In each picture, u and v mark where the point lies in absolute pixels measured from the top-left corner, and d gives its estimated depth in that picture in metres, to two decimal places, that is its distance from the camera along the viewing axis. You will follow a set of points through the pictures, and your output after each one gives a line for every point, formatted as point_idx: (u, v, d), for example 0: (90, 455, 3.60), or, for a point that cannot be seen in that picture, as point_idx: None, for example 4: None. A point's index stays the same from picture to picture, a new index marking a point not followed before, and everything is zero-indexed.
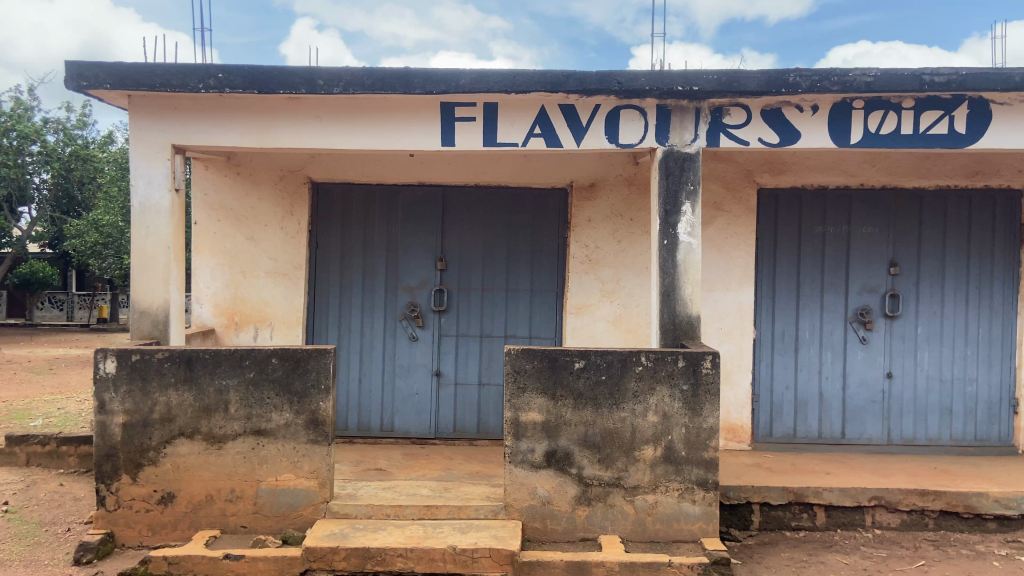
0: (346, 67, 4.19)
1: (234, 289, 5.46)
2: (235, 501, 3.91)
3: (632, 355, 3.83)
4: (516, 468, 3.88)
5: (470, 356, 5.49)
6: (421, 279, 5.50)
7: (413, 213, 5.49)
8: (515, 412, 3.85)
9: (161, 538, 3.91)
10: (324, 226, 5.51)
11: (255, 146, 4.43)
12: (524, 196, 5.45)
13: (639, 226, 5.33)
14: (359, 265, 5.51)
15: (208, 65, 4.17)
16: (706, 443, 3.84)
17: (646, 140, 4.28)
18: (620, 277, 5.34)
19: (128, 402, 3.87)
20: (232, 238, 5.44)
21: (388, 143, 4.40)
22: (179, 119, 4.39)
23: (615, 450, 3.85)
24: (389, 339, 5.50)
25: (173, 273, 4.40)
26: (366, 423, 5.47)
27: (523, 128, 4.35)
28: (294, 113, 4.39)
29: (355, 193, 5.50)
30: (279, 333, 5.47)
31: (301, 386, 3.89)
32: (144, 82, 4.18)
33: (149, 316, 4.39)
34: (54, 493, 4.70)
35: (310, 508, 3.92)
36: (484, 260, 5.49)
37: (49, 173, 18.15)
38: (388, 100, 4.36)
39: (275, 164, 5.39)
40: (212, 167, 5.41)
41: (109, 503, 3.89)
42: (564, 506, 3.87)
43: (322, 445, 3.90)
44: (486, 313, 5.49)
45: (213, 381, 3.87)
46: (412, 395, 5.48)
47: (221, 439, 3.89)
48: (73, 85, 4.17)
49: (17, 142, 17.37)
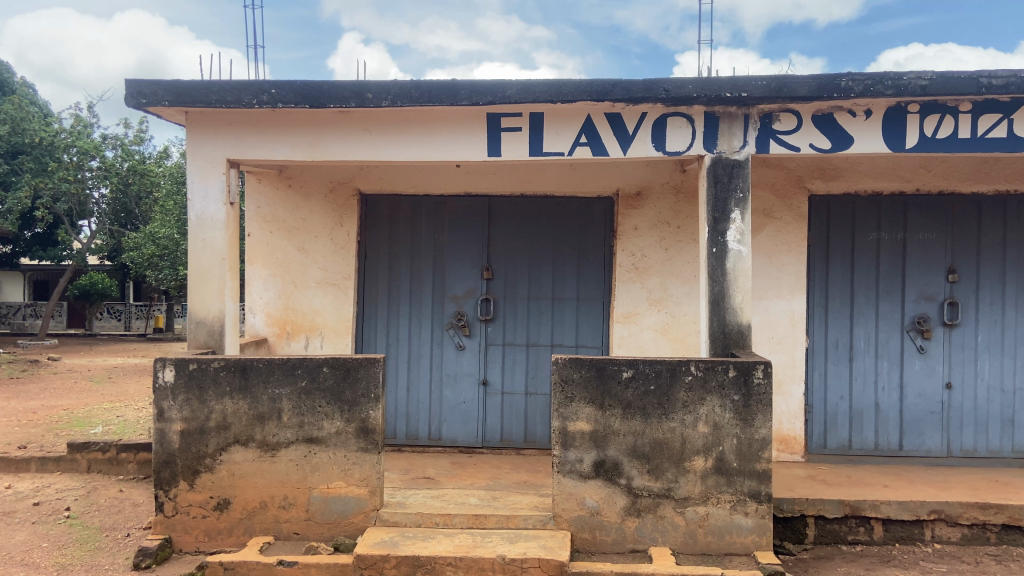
0: (395, 80, 4.25)
1: (286, 299, 5.56)
2: (288, 508, 3.98)
3: (681, 365, 3.79)
4: (564, 478, 3.86)
5: (517, 365, 5.49)
6: (468, 289, 5.53)
7: (460, 222, 5.53)
8: (562, 421, 3.85)
9: (217, 544, 3.99)
10: (373, 237, 5.59)
11: (306, 159, 4.52)
12: (570, 205, 5.45)
13: (687, 234, 5.27)
14: (406, 276, 5.58)
15: (261, 81, 4.28)
16: (758, 455, 3.78)
17: (693, 148, 4.25)
18: (667, 286, 5.30)
19: (186, 410, 3.96)
20: (284, 249, 5.55)
21: (435, 154, 4.44)
22: (234, 135, 4.51)
23: (664, 461, 3.82)
24: (436, 348, 5.55)
25: (228, 283, 4.51)
26: (414, 432, 5.52)
27: (569, 138, 4.36)
28: (344, 126, 4.47)
29: (402, 204, 5.57)
30: (329, 342, 5.55)
31: (351, 395, 3.94)
32: (200, 98, 4.31)
33: (205, 326, 4.50)
34: (114, 498, 4.84)
35: (361, 515, 3.97)
36: (530, 270, 5.50)
37: (107, 188, 18.76)
38: (435, 112, 4.41)
39: (325, 177, 5.50)
40: (265, 180, 5.54)
41: (167, 509, 4.00)
42: (613, 516, 3.85)
43: (372, 453, 3.94)
44: (532, 322, 5.50)
45: (267, 390, 3.95)
46: (460, 404, 5.50)
47: (274, 446, 3.96)
48: (133, 102, 4.33)
49: (76, 158, 17.94)
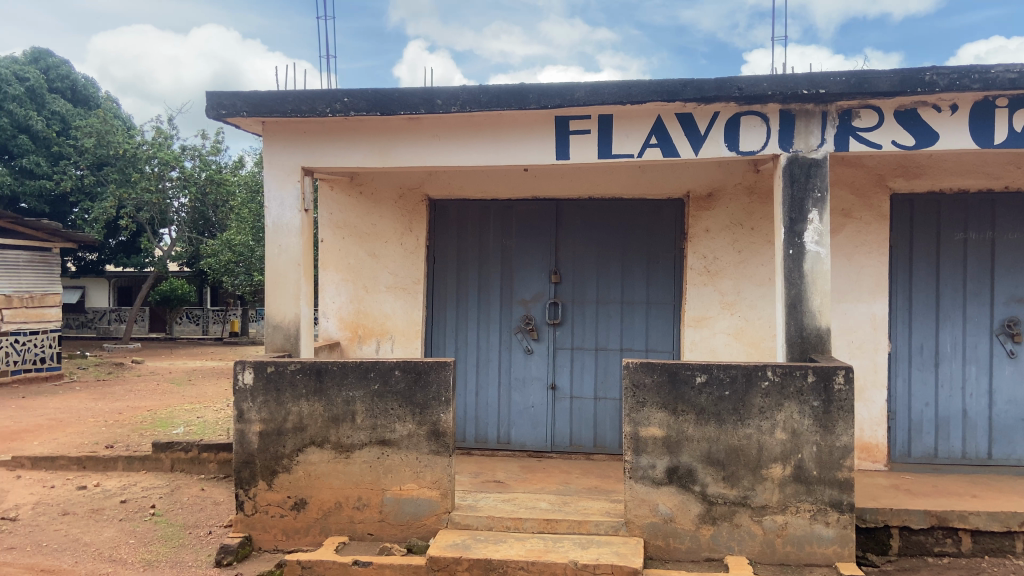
0: (464, 86, 4.29)
1: (357, 303, 5.67)
2: (363, 509, 4.04)
3: (757, 371, 3.71)
4: (636, 484, 3.81)
5: (585, 369, 5.46)
6: (536, 292, 5.52)
7: (528, 226, 5.53)
8: (634, 426, 3.80)
9: (294, 543, 4.09)
10: (441, 242, 5.65)
11: (377, 166, 4.60)
12: (640, 207, 5.39)
13: (761, 236, 5.15)
14: (474, 280, 5.61)
15: (334, 90, 4.37)
16: (839, 463, 3.66)
17: (768, 147, 4.15)
18: (741, 288, 5.19)
19: (264, 411, 4.08)
20: (356, 254, 5.66)
21: (503, 158, 4.46)
22: (308, 143, 4.62)
23: (740, 468, 3.73)
24: (504, 352, 5.56)
25: (303, 289, 4.62)
26: (483, 435, 5.54)
27: (639, 139, 4.31)
28: (414, 133, 4.53)
29: (470, 209, 5.61)
30: (399, 346, 5.63)
31: (423, 398, 3.98)
32: (276, 108, 4.44)
33: (281, 330, 4.62)
34: (196, 497, 5.01)
35: (433, 518, 4.00)
36: (599, 273, 5.46)
37: (186, 197, 19.48)
38: (504, 116, 4.42)
39: (395, 183, 5.58)
40: (337, 187, 5.66)
41: (247, 508, 4.11)
42: (687, 524, 3.77)
43: (443, 456, 3.97)
44: (601, 326, 5.46)
45: (341, 393, 4.03)
46: (528, 408, 5.50)
47: (349, 448, 4.03)
48: (213, 113, 4.49)
49: (157, 169, 18.86)
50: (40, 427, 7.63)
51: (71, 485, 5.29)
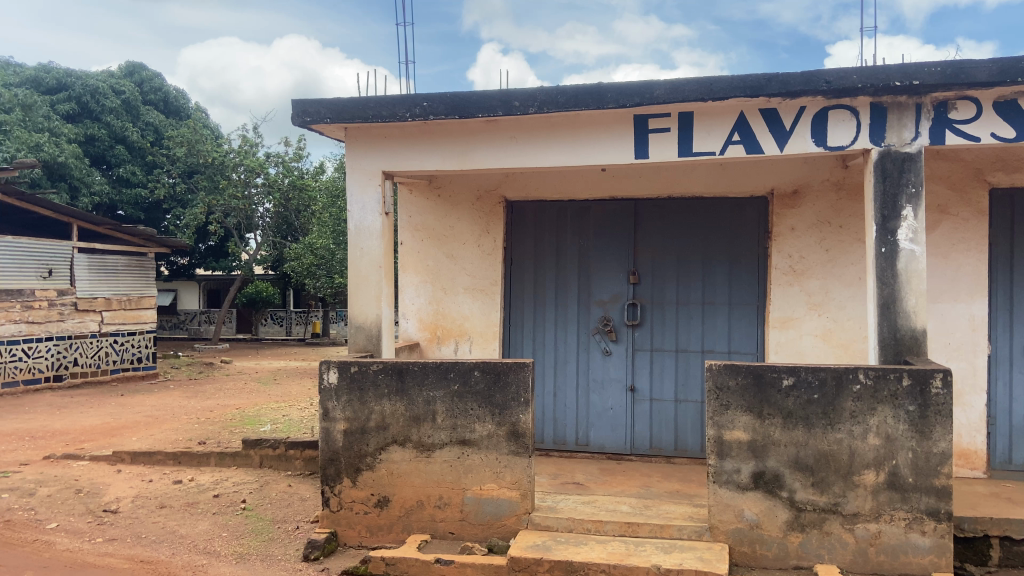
0: (541, 87, 4.29)
1: (436, 305, 5.74)
2: (444, 508, 4.09)
3: (848, 374, 3.57)
4: (721, 489, 3.73)
5: (665, 371, 5.37)
6: (614, 293, 5.47)
7: (606, 227, 5.49)
8: (718, 429, 3.72)
9: (378, 539, 4.17)
10: (518, 243, 5.67)
11: (456, 169, 4.64)
12: (721, 206, 5.28)
13: (850, 234, 4.97)
14: (552, 281, 5.60)
15: (414, 95, 4.45)
16: (937, 470, 3.50)
17: (859, 141, 4.00)
18: (829, 289, 5.02)
19: (348, 410, 4.17)
20: (434, 256, 5.73)
21: (581, 158, 4.43)
22: (389, 148, 4.72)
23: (830, 474, 3.60)
24: (583, 353, 5.53)
25: (384, 290, 4.70)
26: (561, 436, 5.53)
27: (720, 136, 4.22)
28: (492, 135, 4.56)
29: (547, 210, 5.61)
30: (477, 347, 5.67)
31: (502, 398, 4.00)
32: (358, 114, 4.56)
33: (364, 331, 4.72)
34: (283, 493, 5.16)
35: (513, 518, 4.01)
36: (679, 273, 5.37)
37: (271, 203, 20.13)
38: (582, 116, 4.40)
39: (473, 185, 5.64)
40: (416, 191, 5.76)
41: (333, 504, 4.22)
42: (774, 530, 3.67)
43: (523, 457, 3.98)
44: (681, 327, 5.37)
45: (422, 392, 4.09)
46: (607, 410, 5.45)
47: (430, 447, 4.09)
48: (299, 121, 4.67)
49: (244, 176, 19.60)
50: (137, 424, 8.01)
51: (167, 479, 5.53)
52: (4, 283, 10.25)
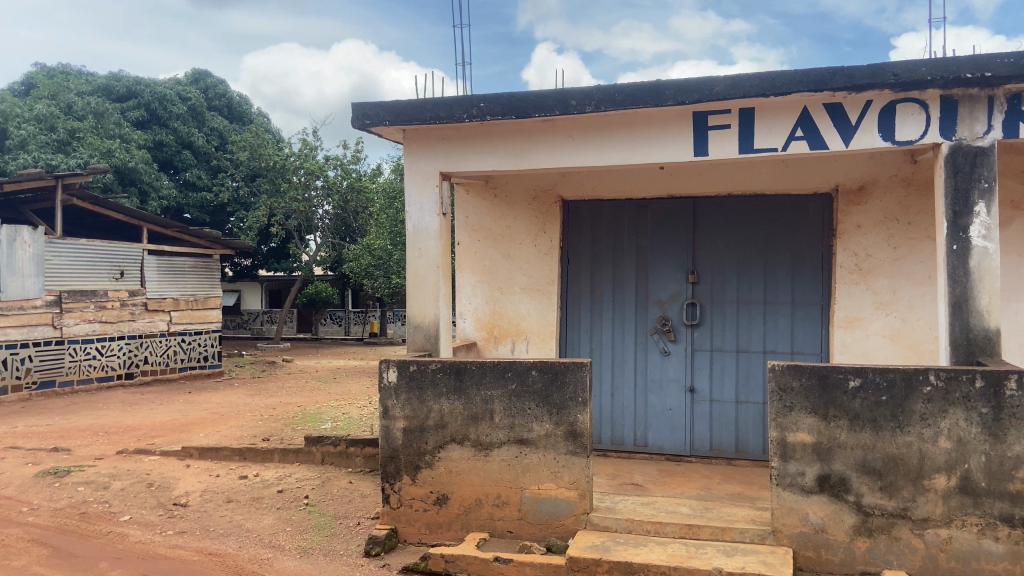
0: (599, 85, 4.28)
1: (493, 304, 5.76)
2: (502, 506, 4.10)
3: (917, 375, 3.47)
4: (785, 492, 3.66)
5: (725, 372, 5.29)
6: (673, 293, 5.41)
7: (664, 225, 5.44)
8: (781, 431, 3.65)
9: (437, 537, 4.22)
10: (575, 242, 5.65)
11: (513, 169, 4.66)
12: (783, 203, 5.17)
13: (919, 231, 4.81)
14: (609, 280, 5.58)
15: (471, 95, 4.49)
16: (1012, 475, 3.36)
17: (928, 136, 3.88)
18: (897, 287, 4.87)
19: (408, 408, 4.23)
20: (490, 256, 5.75)
21: (639, 157, 4.39)
22: (446, 149, 4.76)
23: (899, 478, 3.50)
24: (640, 353, 5.48)
25: (442, 290, 4.74)
26: (619, 437, 5.50)
27: (783, 132, 4.13)
28: (549, 135, 4.56)
29: (604, 208, 5.58)
30: (534, 347, 5.67)
31: (559, 398, 3.99)
32: (416, 116, 4.61)
33: (422, 330, 4.77)
34: (345, 489, 5.26)
35: (571, 518, 4.00)
36: (739, 272, 5.28)
37: (330, 205, 20.50)
38: (639, 114, 4.37)
39: (529, 184, 5.64)
40: (473, 191, 5.79)
41: (393, 501, 4.28)
42: (841, 535, 3.57)
43: (581, 457, 3.96)
44: (742, 326, 5.28)
45: (480, 392, 4.11)
46: (666, 410, 5.39)
47: (488, 446, 4.11)
48: (359, 124, 4.74)
49: (304, 178, 20.01)
50: (204, 420, 8.26)
51: (233, 474, 5.69)
52: (79, 284, 10.69)
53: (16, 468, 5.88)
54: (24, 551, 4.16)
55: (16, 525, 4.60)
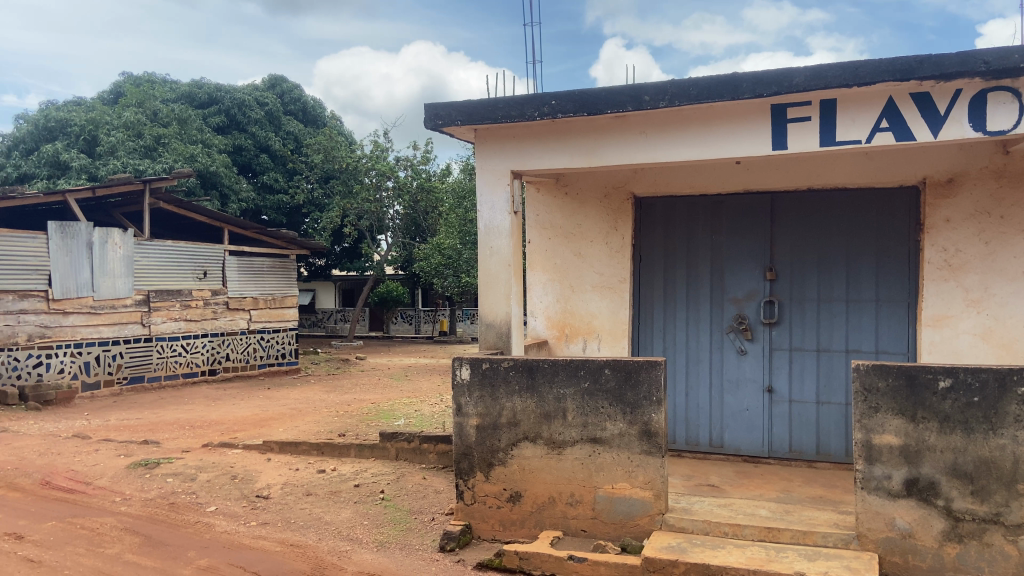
0: (673, 80, 4.22)
1: (564, 303, 5.73)
2: (575, 505, 4.09)
3: (1012, 375, 3.30)
4: (869, 496, 3.53)
5: (806, 372, 5.14)
6: (750, 291, 5.30)
7: (739, 221, 5.32)
8: (866, 433, 3.53)
9: (511, 534, 4.23)
10: (648, 239, 5.59)
11: (585, 166, 4.64)
12: (866, 197, 5.00)
13: (1013, 225, 4.56)
14: (683, 278, 5.50)
15: (543, 93, 4.50)
16: None
17: (1022, 125, 3.70)
18: (989, 284, 4.63)
19: (481, 406, 4.26)
20: (562, 255, 5.73)
21: (713, 152, 4.31)
22: (517, 148, 4.78)
23: (992, 483, 3.33)
24: (716, 352, 5.39)
25: (514, 288, 4.76)
26: (695, 437, 5.42)
27: (866, 124, 3.99)
28: (621, 131, 4.51)
29: (678, 205, 5.50)
30: (606, 345, 5.63)
31: (633, 397, 3.95)
32: (487, 116, 4.66)
33: (494, 328, 4.80)
34: (419, 485, 5.33)
35: (646, 518, 3.95)
36: (820, 270, 5.13)
37: (401, 205, 20.84)
38: (714, 109, 4.29)
39: (601, 182, 5.60)
40: (543, 189, 5.79)
41: (467, 497, 4.33)
42: (929, 541, 3.43)
43: (656, 457, 3.91)
44: (823, 325, 5.12)
45: (552, 390, 4.11)
46: (743, 411, 5.28)
47: (561, 445, 4.10)
48: (431, 124, 4.81)
49: (376, 179, 20.39)
50: (283, 415, 8.50)
51: (312, 469, 5.84)
52: (165, 284, 11.16)
53: (110, 459, 6.18)
54: (118, 539, 4.36)
55: (111, 514, 4.83)
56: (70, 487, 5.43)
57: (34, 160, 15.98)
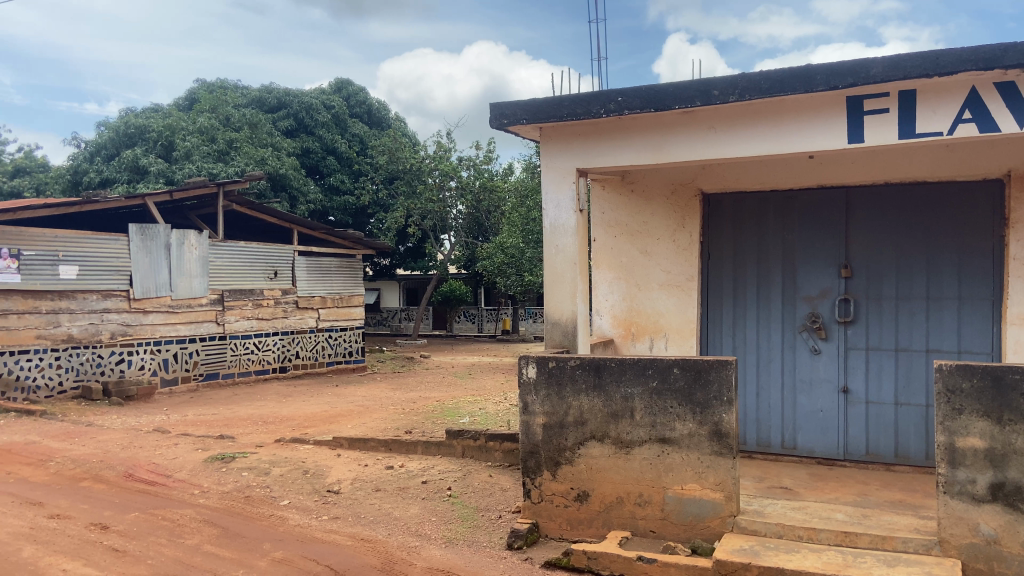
0: (743, 73, 4.14)
1: (630, 301, 5.68)
2: (644, 506, 4.05)
3: None
4: (952, 500, 3.39)
5: (883, 372, 4.97)
6: (824, 289, 5.15)
7: (812, 217, 5.19)
8: (949, 436, 3.39)
9: (578, 533, 4.21)
10: (716, 236, 5.51)
11: (652, 162, 4.58)
12: (947, 190, 4.81)
13: None
14: (753, 276, 5.39)
15: (609, 90, 4.48)
16: None
17: None
18: None
19: (547, 404, 4.26)
20: (628, 252, 5.69)
21: (784, 146, 4.20)
22: (583, 145, 4.76)
23: None
24: (788, 352, 5.26)
25: (580, 287, 4.74)
26: (766, 439, 5.31)
27: (949, 114, 3.85)
28: (689, 126, 4.45)
29: (748, 200, 5.40)
30: (674, 344, 5.55)
31: (703, 397, 3.89)
32: (553, 113, 4.66)
33: (560, 327, 4.79)
34: (486, 482, 5.36)
35: (717, 520, 3.88)
36: (898, 266, 4.95)
37: (464, 205, 20.99)
38: (786, 102, 4.18)
39: (667, 178, 5.52)
40: (608, 187, 5.74)
41: (534, 496, 4.33)
42: (1016, 548, 3.27)
43: (727, 458, 3.84)
44: (901, 324, 4.94)
45: (619, 390, 4.08)
46: (817, 412, 5.14)
47: (629, 444, 4.06)
48: (497, 123, 4.84)
49: (439, 179, 20.59)
50: (351, 412, 8.67)
51: (380, 465, 5.93)
52: (238, 284, 11.51)
53: (188, 453, 6.40)
54: (197, 530, 4.51)
55: (190, 506, 4.99)
56: (152, 479, 5.64)
57: (115, 165, 16.67)
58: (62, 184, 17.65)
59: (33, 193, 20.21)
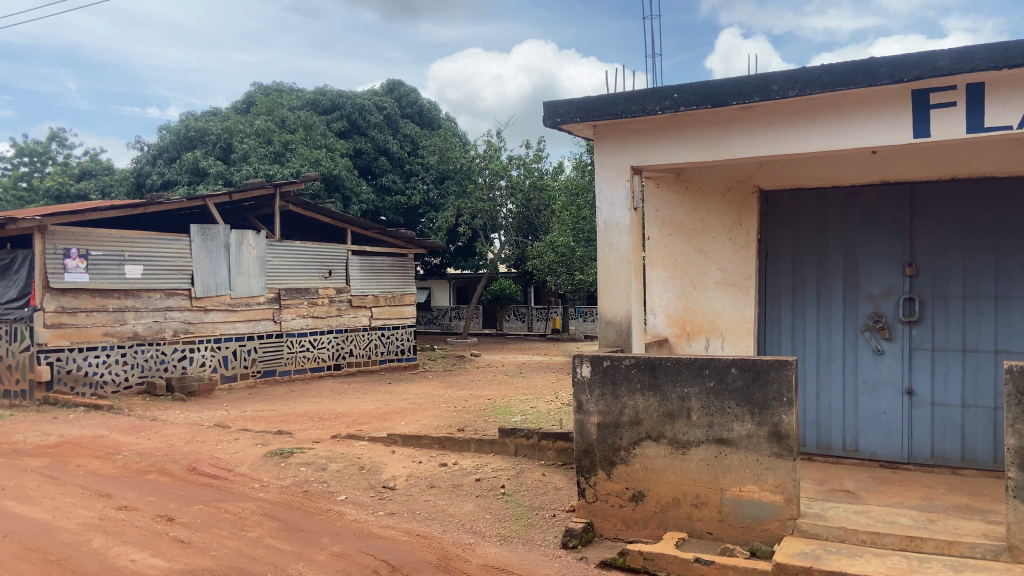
0: (803, 68, 4.06)
1: (685, 300, 5.62)
2: (701, 507, 4.00)
3: None
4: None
5: (950, 372, 4.81)
6: (887, 288, 5.02)
7: (874, 214, 5.06)
8: (1020, 439, 3.27)
9: (634, 533, 4.19)
10: (774, 234, 5.43)
11: (708, 159, 4.53)
12: (1017, 185, 4.63)
13: None
14: (813, 274, 5.29)
15: (664, 87, 4.45)
16: None
17: None
18: None
19: (602, 404, 4.24)
20: (683, 251, 5.62)
21: (846, 142, 4.11)
22: (637, 142, 4.73)
23: None
24: (849, 352, 5.14)
25: (634, 286, 4.70)
26: (827, 441, 5.21)
27: (1020, 107, 3.70)
28: (746, 122, 4.38)
29: (808, 197, 5.30)
30: (730, 343, 5.47)
31: (762, 397, 3.83)
32: (607, 112, 4.65)
33: (614, 326, 4.77)
34: (540, 481, 5.36)
35: (777, 523, 3.81)
36: (966, 264, 4.79)
37: (513, 204, 21.00)
38: (848, 96, 4.09)
39: (723, 176, 5.43)
40: (663, 184, 5.67)
41: (589, 495, 4.32)
42: None
43: (787, 459, 3.76)
44: (969, 324, 4.79)
45: (675, 389, 4.04)
46: (880, 414, 5.02)
47: (685, 444, 4.02)
48: (550, 122, 4.86)
49: (488, 178, 20.65)
50: (405, 410, 8.75)
51: (434, 462, 5.99)
52: (294, 283, 11.73)
53: (248, 448, 6.55)
54: (258, 523, 4.61)
55: (251, 499, 5.12)
56: (214, 473, 5.80)
57: (176, 168, 17.16)
58: (126, 187, 18.24)
59: (99, 196, 20.95)
